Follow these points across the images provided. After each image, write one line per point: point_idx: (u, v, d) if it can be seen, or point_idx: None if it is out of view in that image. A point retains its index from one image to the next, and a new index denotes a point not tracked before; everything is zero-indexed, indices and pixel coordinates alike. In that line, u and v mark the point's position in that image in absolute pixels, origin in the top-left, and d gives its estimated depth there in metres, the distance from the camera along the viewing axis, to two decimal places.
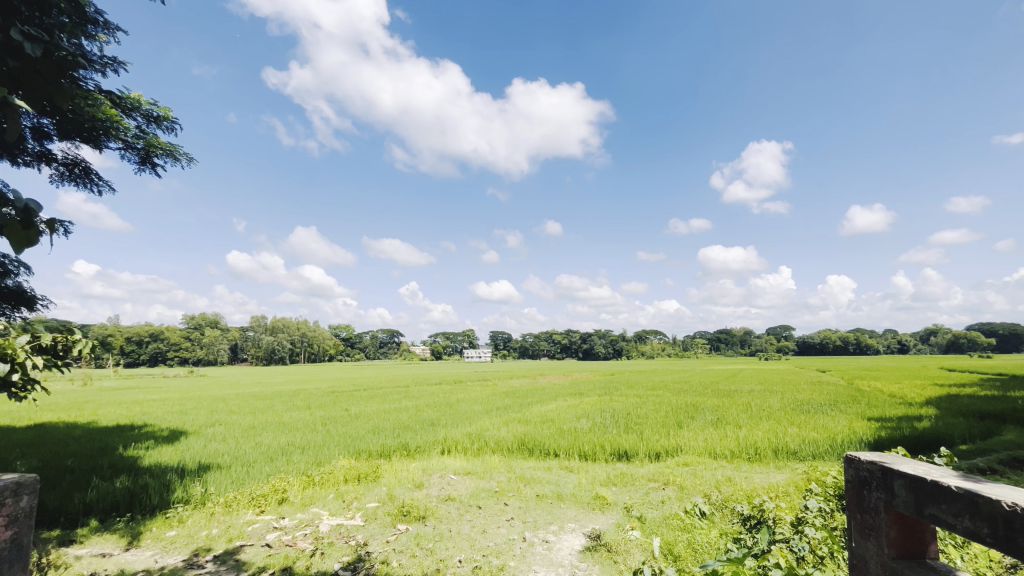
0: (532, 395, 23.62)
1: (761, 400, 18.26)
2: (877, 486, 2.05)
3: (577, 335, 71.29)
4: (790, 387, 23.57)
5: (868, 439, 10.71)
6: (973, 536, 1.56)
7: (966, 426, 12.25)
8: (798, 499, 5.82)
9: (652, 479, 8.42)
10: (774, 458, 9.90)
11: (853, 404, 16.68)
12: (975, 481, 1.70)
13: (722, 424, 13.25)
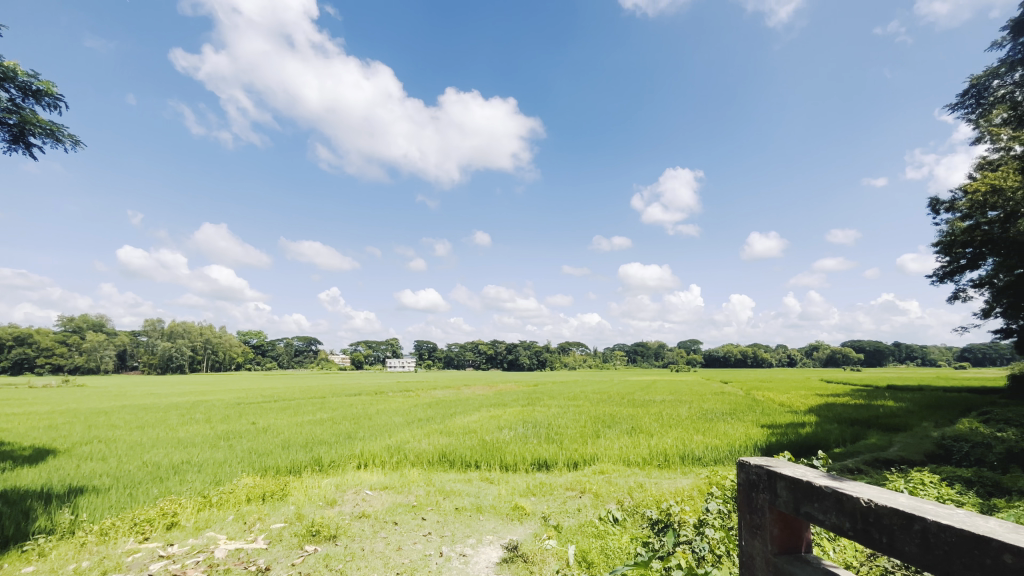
0: (456, 405, 23.38)
1: (671, 409, 19.48)
2: (763, 488, 2.26)
3: (503, 346, 71.90)
4: (696, 396, 25.44)
5: (761, 445, 11.80)
6: (841, 531, 1.77)
7: (839, 431, 13.92)
8: (700, 502, 6.27)
9: (570, 488, 8.64)
10: (681, 464, 10.59)
11: (748, 413, 18.33)
12: (842, 482, 1.93)
13: (636, 433, 13.94)
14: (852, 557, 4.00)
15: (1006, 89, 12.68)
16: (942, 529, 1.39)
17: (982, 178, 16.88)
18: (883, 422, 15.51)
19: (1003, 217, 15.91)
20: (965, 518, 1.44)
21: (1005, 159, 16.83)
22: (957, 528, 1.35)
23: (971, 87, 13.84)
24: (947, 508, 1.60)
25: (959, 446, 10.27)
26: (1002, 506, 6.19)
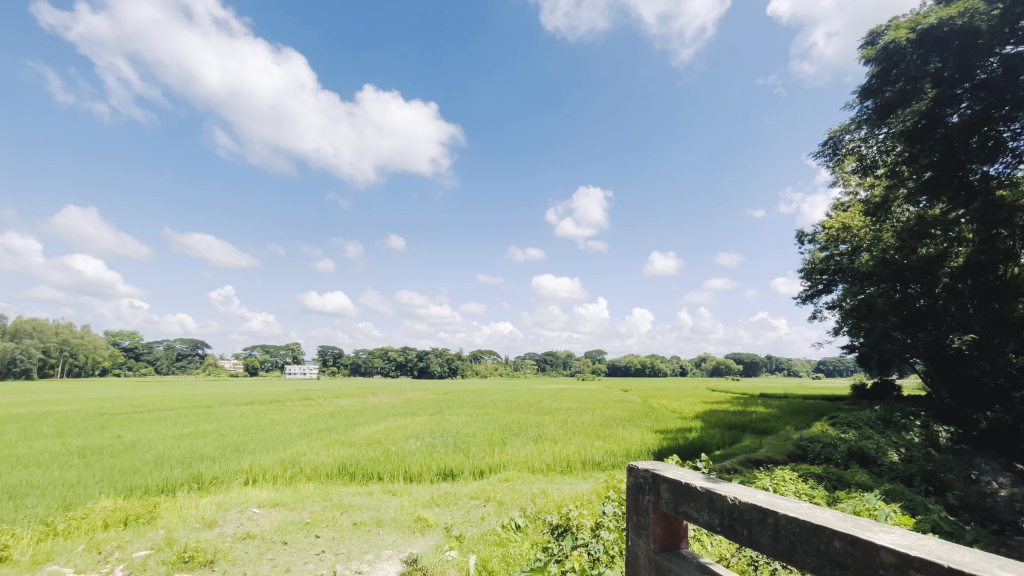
0: (360, 415, 22.39)
1: (575, 417, 20.32)
2: (648, 490, 2.42)
3: (414, 353, 70.36)
4: (599, 404, 26.75)
5: (654, 449, 12.70)
6: (712, 528, 1.96)
7: (720, 435, 15.47)
8: (597, 506, 6.58)
9: (474, 497, 8.63)
10: (583, 469, 11.07)
11: (644, 419, 19.68)
12: (714, 482, 2.15)
13: (542, 440, 14.32)
14: (723, 550, 4.49)
15: (856, 144, 15.02)
16: (793, 522, 1.61)
17: (837, 217, 19.81)
18: (755, 426, 17.50)
19: (851, 250, 18.77)
20: (808, 511, 1.68)
21: (852, 202, 19.90)
22: (802, 520, 1.58)
23: (829, 139, 16.11)
24: (795, 502, 1.85)
25: (813, 446, 11.88)
26: (843, 499, 7.27)
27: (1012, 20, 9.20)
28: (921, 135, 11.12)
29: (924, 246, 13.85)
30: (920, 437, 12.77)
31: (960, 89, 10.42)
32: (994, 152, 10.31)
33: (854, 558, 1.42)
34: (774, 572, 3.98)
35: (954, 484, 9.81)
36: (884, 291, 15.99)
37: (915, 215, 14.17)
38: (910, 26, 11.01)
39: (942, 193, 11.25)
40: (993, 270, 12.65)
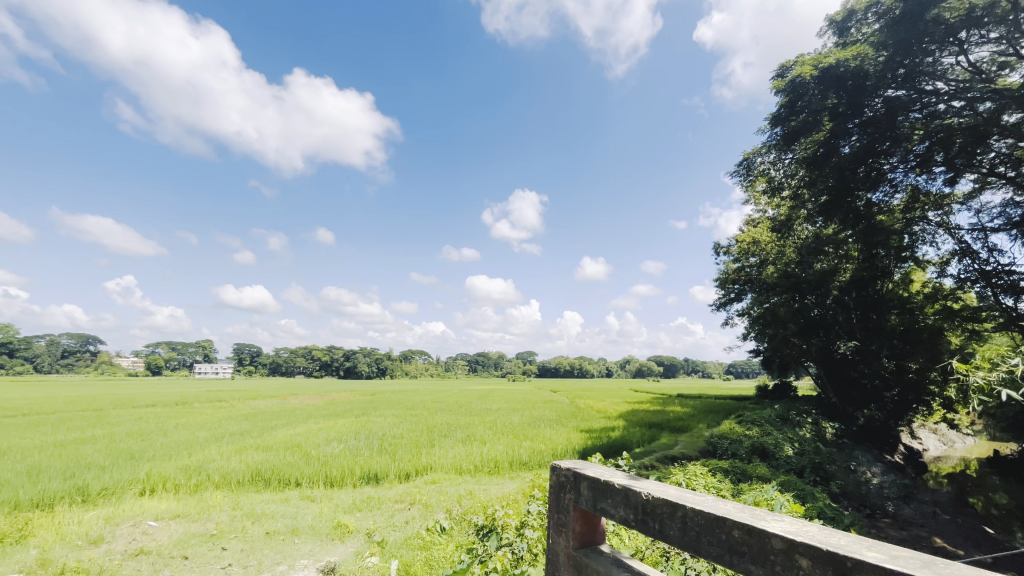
0: (279, 417, 21.10)
1: (504, 417, 20.50)
2: (569, 489, 2.48)
3: (340, 352, 67.47)
4: (529, 404, 27.16)
5: (579, 448, 13.09)
6: (627, 523, 2.05)
7: (641, 433, 16.27)
8: (522, 505, 6.69)
9: (399, 501, 8.43)
10: (510, 469, 11.16)
11: (571, 419, 20.26)
12: (630, 478, 2.24)
13: (470, 441, 14.29)
14: (639, 543, 4.75)
15: (765, 166, 16.34)
16: (698, 514, 1.72)
17: (748, 231, 21.56)
18: (672, 424, 18.63)
19: (759, 263, 20.51)
20: (714, 503, 1.80)
21: (761, 219, 21.77)
22: (706, 512, 1.69)
23: (742, 162, 17.22)
24: (701, 495, 1.98)
25: (722, 442, 12.84)
26: (745, 490, 7.95)
27: (893, 67, 10.75)
28: (820, 161, 12.45)
29: (819, 261, 15.52)
30: (811, 433, 14.24)
31: (852, 124, 11.79)
32: (876, 181, 11.83)
33: (749, 546, 1.54)
34: (683, 562, 4.28)
35: (837, 474, 11.03)
36: (785, 301, 17.44)
37: (813, 234, 15.86)
38: (813, 64, 12.02)
39: (835, 214, 12.74)
40: (873, 284, 14.92)
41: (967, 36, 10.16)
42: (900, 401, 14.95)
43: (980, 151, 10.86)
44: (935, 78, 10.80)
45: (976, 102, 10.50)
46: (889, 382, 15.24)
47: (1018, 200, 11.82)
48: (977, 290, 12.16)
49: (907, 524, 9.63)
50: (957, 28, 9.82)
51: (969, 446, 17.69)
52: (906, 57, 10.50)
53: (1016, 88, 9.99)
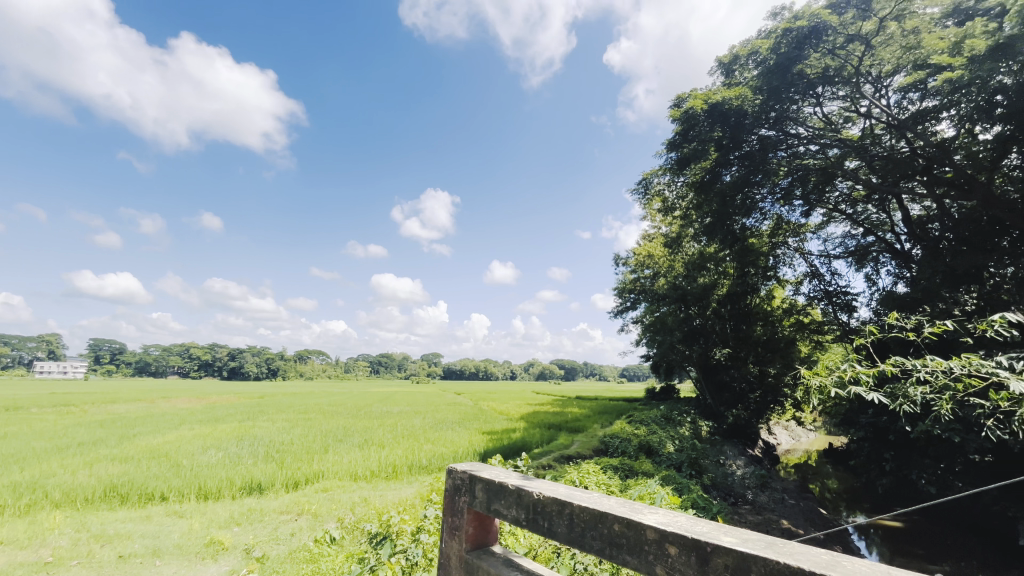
0: (144, 423, 18.61)
1: (405, 420, 20.00)
2: (464, 491, 2.49)
3: (224, 351, 61.27)
4: (432, 406, 26.82)
5: (480, 450, 13.18)
6: (518, 522, 2.11)
7: (541, 434, 16.84)
8: (418, 510, 6.59)
9: (285, 512, 7.86)
10: (408, 474, 10.91)
11: (473, 421, 20.35)
12: (523, 478, 2.32)
13: (368, 445, 13.75)
14: (532, 540, 4.97)
15: (660, 187, 17.76)
16: (584, 511, 1.83)
17: (644, 246, 23.34)
18: (569, 425, 19.55)
19: (652, 275, 22.24)
20: (598, 499, 1.92)
21: (655, 235, 23.68)
22: (591, 509, 1.80)
23: (641, 181, 18.43)
24: (587, 492, 2.11)
25: (613, 441, 13.73)
26: (630, 486, 8.56)
27: (766, 110, 12.29)
28: (706, 187, 13.89)
29: (702, 275, 17.16)
30: (690, 430, 15.78)
31: (732, 155, 13.32)
32: (750, 208, 13.49)
33: (626, 538, 1.67)
34: (573, 556, 4.58)
35: (708, 468, 12.31)
36: (672, 310, 18.44)
37: (698, 251, 17.60)
38: (704, 98, 13.07)
39: (716, 235, 14.29)
40: (744, 298, 16.76)
41: (822, 91, 11.98)
42: (761, 402, 17.12)
43: (828, 190, 13.08)
44: (797, 124, 12.60)
45: (826, 148, 12.43)
46: (753, 385, 17.31)
47: (854, 233, 14.21)
48: (822, 307, 14.67)
49: (762, 509, 11.07)
50: (815, 83, 11.52)
51: (811, 440, 20.78)
52: (777, 103, 12.10)
53: (855, 140, 12.17)
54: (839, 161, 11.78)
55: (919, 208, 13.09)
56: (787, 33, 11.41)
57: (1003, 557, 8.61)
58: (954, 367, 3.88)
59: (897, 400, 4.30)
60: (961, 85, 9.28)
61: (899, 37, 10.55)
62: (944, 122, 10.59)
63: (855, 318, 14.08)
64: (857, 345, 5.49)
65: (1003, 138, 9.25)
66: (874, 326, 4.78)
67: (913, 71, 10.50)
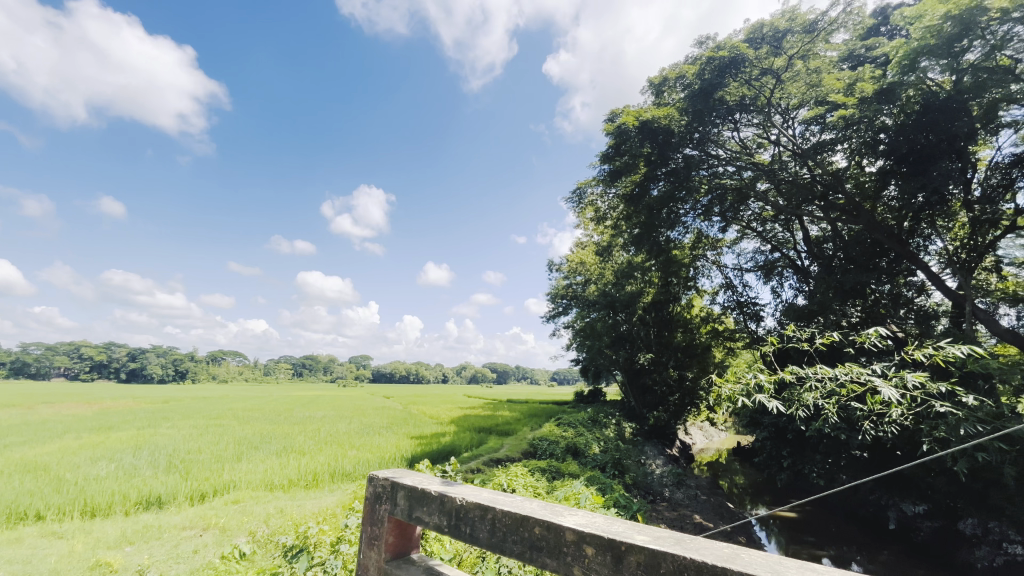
0: (16, 432, 16.28)
1: (330, 425, 19.09)
2: (385, 499, 2.38)
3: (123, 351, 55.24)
4: (358, 411, 25.87)
5: (407, 455, 12.86)
6: (440, 529, 2.06)
7: (470, 438, 16.77)
8: (339, 519, 6.30)
9: (188, 527, 7.20)
10: (330, 481, 10.40)
11: (402, 425, 19.86)
12: (447, 484, 2.27)
13: (287, 452, 12.96)
14: (458, 545, 4.91)
15: (594, 198, 18.14)
16: (506, 516, 1.83)
17: (577, 253, 24.02)
18: (499, 428, 19.63)
19: (583, 281, 22.90)
20: (520, 503, 1.93)
21: (588, 243, 24.48)
22: (513, 513, 1.81)
23: (575, 190, 18.83)
24: (510, 496, 2.11)
25: (542, 443, 13.96)
26: (557, 487, 8.75)
27: (691, 131, 13.14)
28: (636, 199, 14.58)
29: (630, 284, 17.97)
30: (615, 432, 16.43)
31: (660, 171, 14.07)
32: (674, 221, 14.36)
33: (547, 541, 1.69)
34: (498, 560, 4.59)
35: (630, 468, 12.86)
36: (602, 316, 19.05)
37: (627, 260, 18.43)
38: (635, 115, 13.61)
39: (643, 246, 15.02)
40: (667, 306, 17.88)
41: (738, 118, 13.03)
42: (679, 404, 18.22)
43: (742, 208, 14.53)
44: (717, 145, 13.56)
45: (741, 170, 13.51)
46: (672, 388, 18.43)
47: (763, 250, 15.55)
48: (734, 316, 15.80)
49: (678, 505, 11.77)
50: (733, 109, 12.51)
51: (722, 439, 22.38)
52: (701, 125, 12.97)
53: (766, 165, 13.31)
54: (752, 183, 12.98)
55: (817, 229, 14.50)
56: (711, 61, 12.12)
57: (876, 540, 9.72)
58: (839, 374, 4.32)
59: (793, 405, 4.71)
60: (854, 121, 10.47)
61: (804, 74, 11.62)
62: (839, 154, 11.86)
63: (761, 327, 15.18)
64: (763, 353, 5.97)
65: (882, 171, 10.63)
66: (776, 337, 5.24)
67: (815, 106, 11.65)
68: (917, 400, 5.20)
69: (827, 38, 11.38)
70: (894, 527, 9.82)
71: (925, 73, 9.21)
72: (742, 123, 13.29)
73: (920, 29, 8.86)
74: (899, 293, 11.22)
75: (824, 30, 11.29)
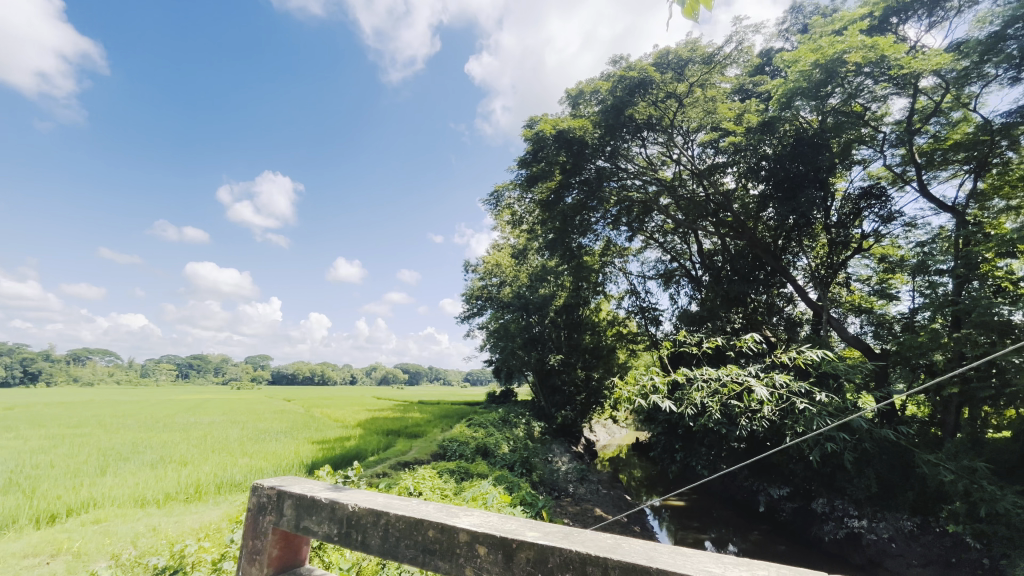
0: None
1: (219, 431, 17.42)
2: (269, 510, 2.11)
3: None
4: (254, 415, 23.90)
5: (307, 462, 12.11)
6: (330, 539, 1.90)
7: (377, 442, 16.21)
8: (222, 535, 5.77)
9: (31, 555, 6.20)
10: (215, 493, 9.50)
11: (303, 429, 18.66)
12: (339, 489, 2.09)
13: (164, 463, 11.62)
14: (357, 554, 4.75)
15: (510, 201, 18.33)
16: (400, 520, 1.74)
17: (493, 255, 24.16)
18: (409, 431, 19.22)
19: (499, 283, 23.09)
20: (417, 507, 1.84)
21: (504, 245, 24.75)
22: (407, 516, 1.73)
23: (493, 193, 18.95)
24: (408, 500, 2.01)
25: (451, 444, 13.86)
26: (465, 488, 8.74)
27: (603, 144, 13.82)
28: (551, 205, 15.07)
29: (543, 287, 18.50)
30: (524, 431, 16.81)
31: (573, 180, 14.62)
32: (585, 228, 15.05)
33: (440, 543, 1.63)
34: (399, 567, 4.50)
35: (538, 466, 13.23)
36: (515, 318, 19.31)
37: (541, 265, 18.99)
38: (552, 124, 14.04)
39: (557, 251, 15.51)
40: (577, 309, 18.81)
41: (646, 136, 13.97)
42: (585, 403, 19.11)
43: (646, 219, 15.83)
44: (626, 160, 14.40)
45: (647, 184, 14.49)
46: (580, 388, 19.33)
47: (663, 260, 16.85)
48: (638, 321, 16.81)
49: (580, 500, 12.32)
50: (641, 126, 13.40)
51: (623, 436, 23.78)
52: (613, 138, 13.68)
53: (668, 181, 14.32)
54: (655, 198, 14.19)
55: (710, 243, 15.97)
56: (622, 80, 12.81)
57: (748, 521, 10.94)
58: (721, 376, 4.89)
59: (683, 404, 5.12)
60: (741, 148, 11.71)
61: (702, 101, 12.67)
62: (728, 177, 13.21)
63: (660, 330, 16.39)
64: (661, 354, 6.40)
65: (762, 195, 12.00)
66: (671, 340, 5.68)
67: (710, 131, 12.96)
68: (783, 396, 5.97)
69: (722, 71, 12.51)
70: (764, 509, 11.07)
71: (798, 111, 10.54)
72: (649, 140, 14.28)
73: (795, 72, 10.08)
74: (773, 302, 12.72)
75: (719, 63, 12.44)
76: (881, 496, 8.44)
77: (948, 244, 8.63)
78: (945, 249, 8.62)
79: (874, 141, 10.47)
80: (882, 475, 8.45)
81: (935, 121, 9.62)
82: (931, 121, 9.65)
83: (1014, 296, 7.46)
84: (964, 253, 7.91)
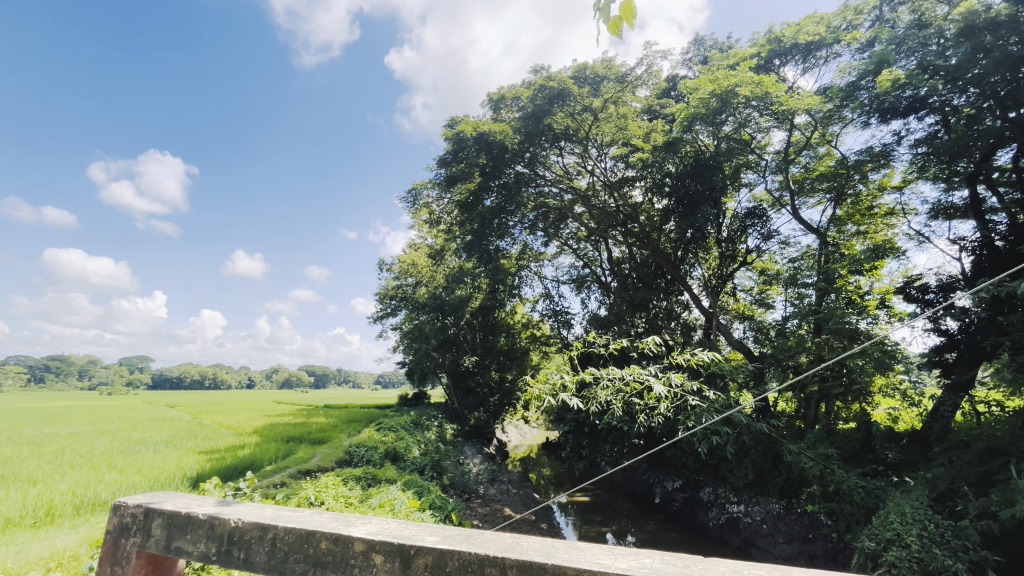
0: None
1: (80, 443, 15.14)
2: (133, 531, 1.86)
3: None
4: (128, 423, 21.11)
5: (190, 475, 10.92)
6: (207, 559, 1.73)
7: (275, 449, 15.07)
8: (79, 562, 5.02)
9: None
10: (72, 515, 8.24)
11: (188, 438, 16.83)
12: (221, 504, 1.91)
13: (5, 484, 9.86)
14: None
15: (428, 200, 17.99)
16: (289, 533, 1.63)
17: (408, 253, 23.51)
18: (312, 437, 18.11)
19: (414, 283, 22.55)
20: (310, 518, 1.74)
21: (421, 244, 24.22)
22: (297, 528, 1.62)
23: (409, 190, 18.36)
24: (301, 511, 1.90)
25: (358, 450, 13.27)
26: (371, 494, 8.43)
27: (523, 150, 14.09)
28: (470, 206, 15.09)
29: (459, 288, 18.39)
30: (436, 434, 16.59)
31: (492, 183, 14.74)
32: (502, 231, 15.24)
33: (333, 555, 1.56)
34: None
35: (448, 468, 13.12)
36: (431, 319, 18.73)
37: (458, 266, 18.87)
38: (472, 126, 14.03)
39: (474, 253, 15.53)
40: (493, 312, 18.96)
41: (563, 146, 14.49)
42: (498, 405, 19.50)
43: (561, 226, 16.41)
44: (544, 167, 14.82)
45: (562, 192, 15.04)
46: (493, 390, 19.68)
47: (575, 266, 17.68)
48: (552, 324, 17.36)
49: (490, 501, 12.40)
50: (559, 136, 13.83)
51: (534, 435, 24.35)
52: (532, 145, 13.95)
53: (582, 191, 14.91)
54: (570, 205, 14.55)
55: (618, 251, 16.95)
56: (542, 89, 13.13)
57: (645, 512, 11.72)
58: (624, 375, 5.21)
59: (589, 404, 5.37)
60: (649, 164, 12.56)
61: (615, 117, 13.24)
62: (636, 190, 14.11)
63: (571, 333, 17.08)
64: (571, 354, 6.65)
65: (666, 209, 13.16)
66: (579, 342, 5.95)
67: (622, 145, 13.73)
68: (677, 395, 6.48)
69: (633, 90, 13.26)
70: (659, 500, 11.92)
71: (697, 135, 11.53)
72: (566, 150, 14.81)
73: (695, 99, 10.88)
74: (671, 308, 13.86)
75: (630, 82, 13.20)
76: (755, 483, 9.45)
77: (813, 262, 9.91)
78: (811, 265, 9.92)
79: (758, 166, 11.77)
80: (757, 465, 9.42)
81: (806, 153, 11.02)
82: (803, 153, 11.06)
83: (861, 308, 8.77)
84: (825, 270, 9.11)
